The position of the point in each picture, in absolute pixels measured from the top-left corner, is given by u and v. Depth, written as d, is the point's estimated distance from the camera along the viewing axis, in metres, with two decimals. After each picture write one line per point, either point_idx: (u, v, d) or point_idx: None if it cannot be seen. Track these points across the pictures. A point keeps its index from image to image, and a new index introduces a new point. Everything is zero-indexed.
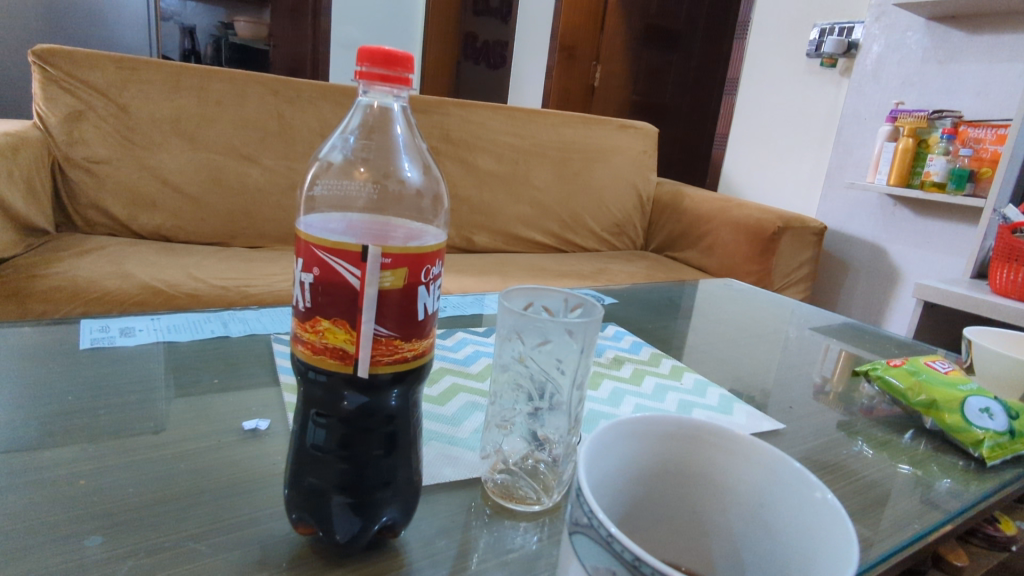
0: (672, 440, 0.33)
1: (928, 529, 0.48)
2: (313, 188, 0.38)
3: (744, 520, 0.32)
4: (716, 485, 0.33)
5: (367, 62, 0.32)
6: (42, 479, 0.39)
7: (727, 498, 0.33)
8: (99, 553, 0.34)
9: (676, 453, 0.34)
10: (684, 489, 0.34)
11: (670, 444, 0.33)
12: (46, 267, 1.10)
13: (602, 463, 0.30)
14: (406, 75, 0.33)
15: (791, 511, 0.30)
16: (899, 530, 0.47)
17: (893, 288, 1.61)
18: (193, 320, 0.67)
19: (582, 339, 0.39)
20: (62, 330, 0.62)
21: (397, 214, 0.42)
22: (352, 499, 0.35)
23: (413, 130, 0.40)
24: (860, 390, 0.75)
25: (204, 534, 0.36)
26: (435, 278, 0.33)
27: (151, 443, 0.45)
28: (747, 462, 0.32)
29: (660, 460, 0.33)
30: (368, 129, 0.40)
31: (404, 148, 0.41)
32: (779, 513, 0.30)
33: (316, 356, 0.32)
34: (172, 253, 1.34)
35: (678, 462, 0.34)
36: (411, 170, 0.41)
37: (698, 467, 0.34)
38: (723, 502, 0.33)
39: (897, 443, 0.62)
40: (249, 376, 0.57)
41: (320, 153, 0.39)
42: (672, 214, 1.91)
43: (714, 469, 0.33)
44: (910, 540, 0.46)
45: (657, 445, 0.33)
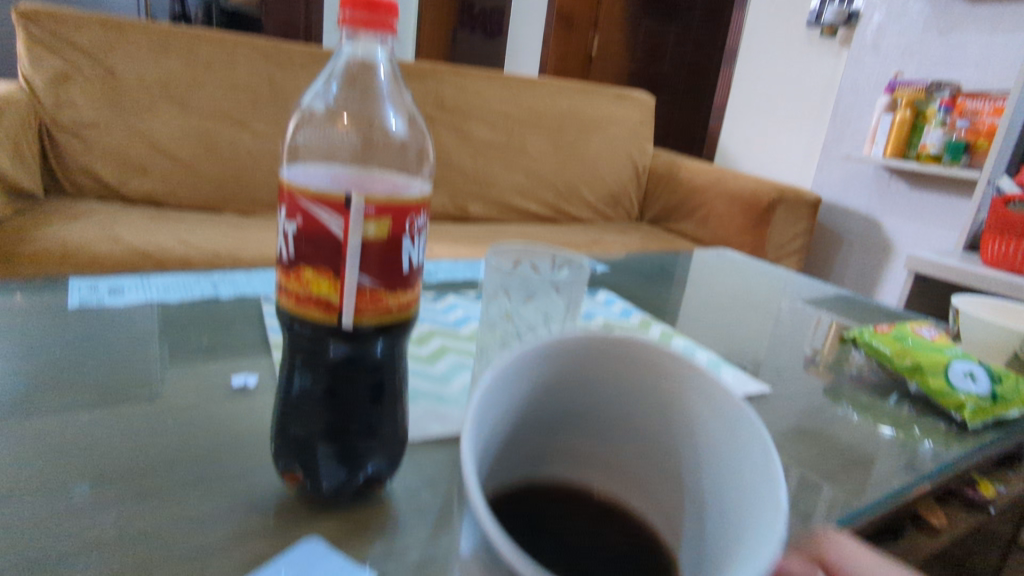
0: (614, 354, 0.31)
1: (904, 489, 0.49)
2: (297, 138, 0.40)
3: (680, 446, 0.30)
4: (662, 409, 0.31)
5: (352, 7, 0.31)
6: (31, 432, 0.40)
7: (669, 423, 0.31)
8: (88, 501, 0.34)
9: (622, 371, 0.31)
10: (627, 402, 0.32)
11: (613, 362, 0.31)
12: (36, 230, 1.09)
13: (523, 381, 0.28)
14: (389, 20, 0.32)
15: (724, 453, 0.27)
16: (874, 487, 0.48)
17: (885, 260, 1.61)
18: (182, 281, 0.67)
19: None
20: (51, 288, 0.62)
21: (379, 161, 0.44)
22: (335, 449, 0.35)
23: (396, 82, 0.38)
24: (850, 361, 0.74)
25: (193, 484, 0.37)
26: (421, 230, 0.33)
27: (141, 398, 0.45)
28: (693, 390, 0.29)
29: (601, 375, 0.32)
30: (351, 78, 0.38)
31: (389, 100, 0.39)
32: (714, 453, 0.27)
33: (300, 306, 0.32)
34: (163, 219, 1.33)
35: (622, 378, 0.32)
36: (394, 121, 0.40)
37: (644, 385, 0.31)
38: (669, 424, 0.31)
39: (881, 407, 0.63)
40: (240, 336, 0.57)
41: (301, 102, 0.39)
42: (668, 186, 1.90)
43: (664, 390, 0.31)
44: (883, 500, 0.47)
45: (596, 359, 0.31)
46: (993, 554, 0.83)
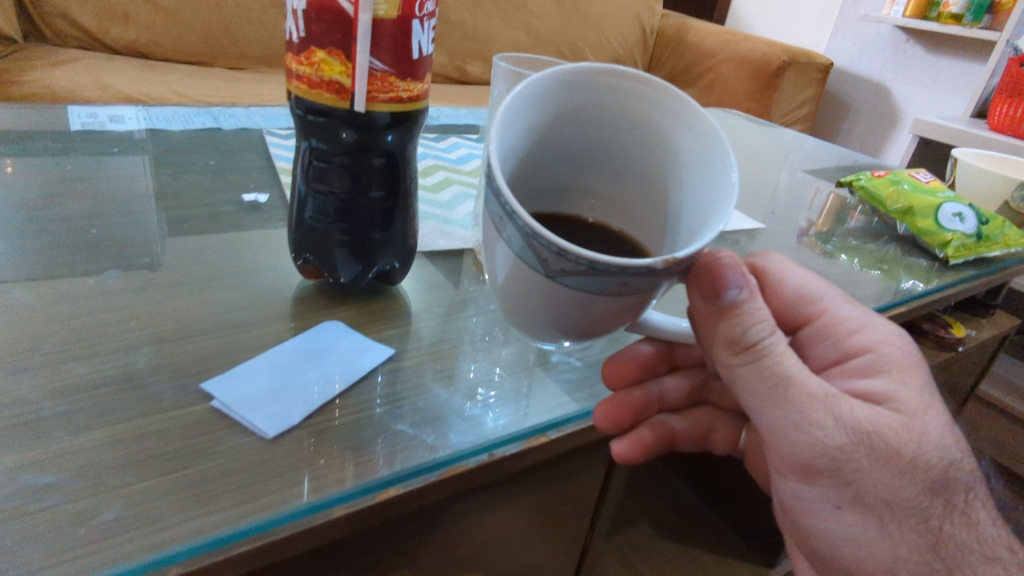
0: (606, 89, 0.30)
1: None
2: None
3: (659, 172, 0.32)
4: (646, 134, 0.32)
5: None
6: (55, 231, 0.41)
7: (649, 149, 0.32)
8: (120, 285, 0.37)
9: (612, 103, 0.31)
10: (612, 136, 0.33)
11: (604, 95, 0.31)
12: (20, 74, 1.05)
13: (515, 121, 0.28)
14: None
15: (706, 179, 0.29)
16: None
17: (890, 130, 1.58)
18: (181, 113, 0.66)
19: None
20: (49, 113, 0.61)
21: None
22: (351, 240, 0.37)
23: None
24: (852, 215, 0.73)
25: (217, 278, 0.39)
26: (430, 15, 0.33)
27: (157, 209, 0.47)
28: (677, 120, 0.30)
29: (592, 110, 0.31)
30: None
31: None
32: (699, 183, 0.29)
33: (312, 91, 0.32)
34: (151, 69, 1.28)
35: (610, 112, 0.31)
36: None
37: (629, 120, 0.32)
38: (655, 143, 0.32)
39: (868, 248, 0.66)
40: (245, 161, 0.57)
41: None
42: (676, 50, 1.82)
43: (652, 113, 0.31)
44: None
45: (585, 96, 0.30)
46: (953, 402, 0.85)
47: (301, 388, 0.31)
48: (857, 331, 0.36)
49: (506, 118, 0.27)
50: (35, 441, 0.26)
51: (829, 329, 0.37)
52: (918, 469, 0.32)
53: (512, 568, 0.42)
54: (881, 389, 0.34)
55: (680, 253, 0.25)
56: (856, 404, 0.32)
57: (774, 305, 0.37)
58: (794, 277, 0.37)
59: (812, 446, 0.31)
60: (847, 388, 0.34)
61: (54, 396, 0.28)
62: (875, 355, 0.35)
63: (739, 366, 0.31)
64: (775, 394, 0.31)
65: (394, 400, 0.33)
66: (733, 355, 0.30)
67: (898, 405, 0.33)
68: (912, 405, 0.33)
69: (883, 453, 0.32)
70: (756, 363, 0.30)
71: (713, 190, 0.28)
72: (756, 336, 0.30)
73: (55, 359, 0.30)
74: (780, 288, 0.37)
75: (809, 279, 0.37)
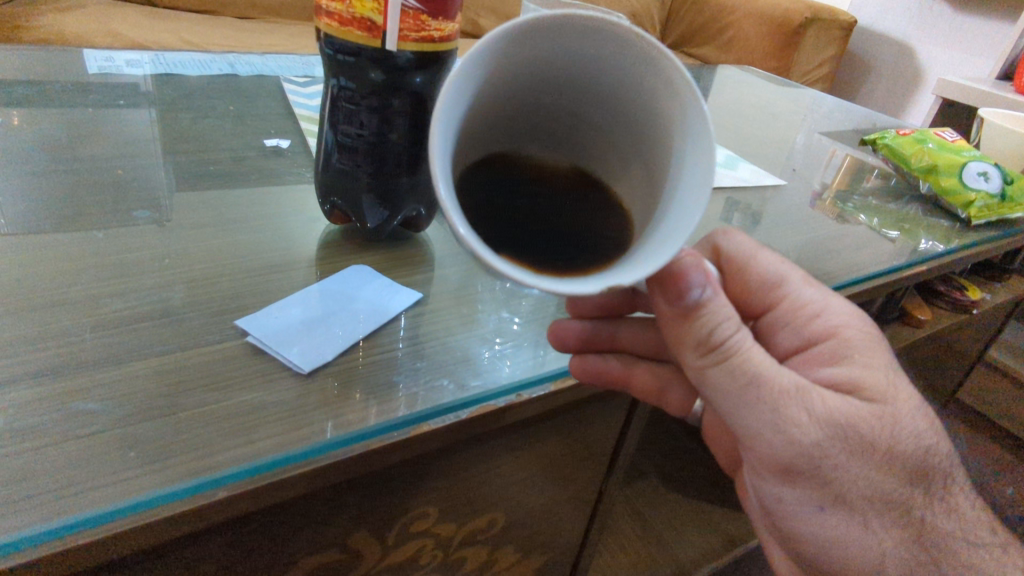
0: (574, 34, 0.24)
1: (878, 274, 0.53)
2: None
3: (641, 132, 0.27)
4: (631, 86, 0.25)
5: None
6: (80, 172, 0.42)
7: (630, 102, 0.26)
8: (150, 224, 0.37)
9: (591, 49, 0.24)
10: (589, 80, 0.26)
11: (573, 40, 0.24)
12: (29, 19, 1.03)
13: (464, 89, 0.22)
14: None
15: (682, 164, 0.23)
16: (855, 270, 0.52)
17: (912, 92, 1.55)
18: (196, 58, 0.65)
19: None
20: (63, 56, 0.60)
21: None
22: (377, 185, 0.37)
23: None
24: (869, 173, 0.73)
25: (244, 219, 0.40)
26: None
27: (178, 151, 0.47)
28: (659, 85, 0.24)
29: (561, 55, 0.25)
30: None
31: None
32: (678, 177, 0.24)
33: (343, 29, 0.32)
34: (160, 18, 1.25)
35: (583, 56, 0.25)
36: None
37: (605, 70, 0.25)
38: (636, 100, 0.26)
39: (889, 208, 0.65)
40: (265, 107, 0.57)
41: None
42: (695, 5, 1.77)
43: (632, 67, 0.24)
44: (859, 279, 0.51)
45: (549, 43, 0.24)
46: (962, 368, 0.86)
47: (331, 327, 0.31)
48: (819, 313, 0.33)
49: (452, 95, 0.21)
50: (79, 369, 0.26)
51: (789, 316, 0.33)
52: (897, 461, 0.30)
53: (529, 509, 0.43)
54: (851, 377, 0.30)
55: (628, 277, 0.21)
56: (830, 395, 0.29)
57: (731, 289, 0.34)
58: (759, 260, 0.34)
59: (788, 446, 0.28)
60: (814, 378, 0.31)
61: (93, 329, 0.29)
62: (838, 339, 0.32)
63: (707, 368, 0.27)
64: (745, 395, 0.27)
65: (420, 341, 0.33)
66: (701, 356, 0.27)
67: (871, 394, 0.30)
68: (885, 391, 0.30)
69: (860, 448, 0.29)
70: (724, 362, 0.27)
71: (688, 194, 0.23)
72: (723, 334, 0.26)
73: (91, 293, 0.31)
74: (742, 272, 0.34)
75: (772, 261, 0.34)
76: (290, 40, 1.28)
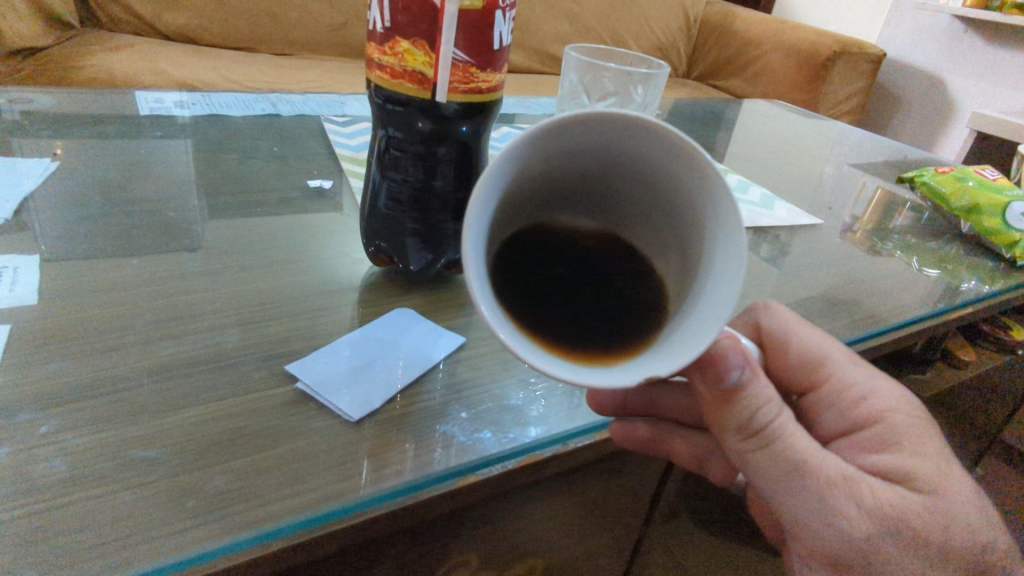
0: (604, 128, 0.23)
1: (922, 317, 0.52)
2: None
3: (671, 214, 0.26)
4: (668, 177, 0.25)
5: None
6: (135, 212, 0.43)
7: (661, 187, 0.26)
8: (202, 266, 0.38)
9: (627, 142, 0.24)
10: (620, 162, 0.26)
11: (603, 133, 0.24)
12: (79, 59, 1.08)
13: (498, 180, 0.22)
14: None
15: (711, 254, 0.23)
16: (899, 313, 0.51)
17: (944, 124, 1.51)
18: (241, 99, 0.67)
19: (636, 79, 0.43)
20: (116, 97, 0.63)
21: None
22: (422, 229, 0.37)
23: None
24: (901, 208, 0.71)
25: (292, 260, 0.41)
26: (511, 5, 0.33)
27: (226, 192, 0.48)
28: (689, 174, 0.23)
29: (592, 144, 0.25)
30: None
31: None
32: (709, 265, 0.23)
33: (394, 81, 0.32)
34: (201, 55, 1.30)
35: (614, 144, 0.25)
36: None
37: (636, 157, 0.25)
38: (665, 185, 0.25)
39: (929, 247, 0.64)
40: (308, 148, 0.58)
41: None
42: (720, 38, 1.78)
43: (661, 158, 0.24)
44: (902, 324, 0.50)
45: (579, 136, 0.24)
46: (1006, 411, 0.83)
47: (378, 373, 0.32)
48: (865, 396, 0.32)
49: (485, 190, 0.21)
50: (138, 415, 0.27)
51: (832, 399, 0.32)
52: (955, 556, 0.28)
53: (566, 555, 0.42)
54: (900, 466, 0.29)
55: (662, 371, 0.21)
56: (879, 485, 0.28)
57: (772, 367, 0.34)
58: (800, 337, 0.33)
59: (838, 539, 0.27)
60: (861, 464, 0.30)
61: (149, 373, 0.29)
62: (885, 424, 0.31)
63: (749, 453, 0.27)
64: (791, 486, 0.27)
65: (465, 388, 0.33)
66: (743, 441, 0.27)
67: (921, 485, 0.29)
68: (937, 482, 0.29)
69: (913, 543, 0.28)
70: (768, 450, 0.27)
71: (722, 290, 0.22)
72: (765, 421, 0.26)
73: (147, 336, 0.31)
74: (781, 350, 0.33)
75: (814, 338, 0.33)
76: (325, 77, 1.32)
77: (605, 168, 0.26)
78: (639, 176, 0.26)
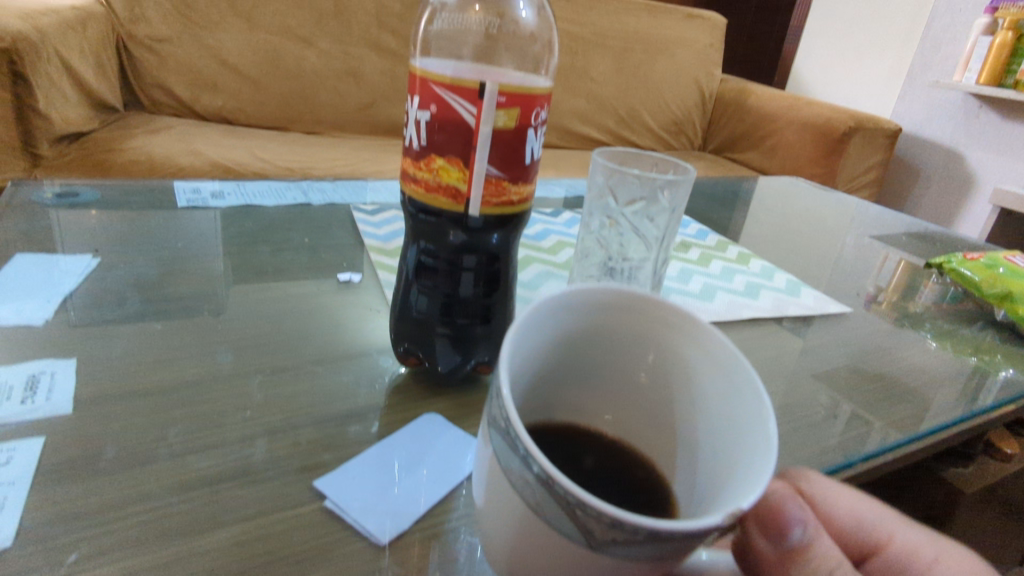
0: (611, 309, 0.26)
1: (968, 415, 0.49)
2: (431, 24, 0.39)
3: (676, 394, 0.27)
4: (660, 350, 0.27)
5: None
6: (170, 310, 0.44)
7: (663, 369, 0.27)
8: (232, 368, 0.38)
9: (618, 321, 0.27)
10: (620, 352, 0.28)
11: (606, 315, 0.26)
12: (122, 142, 1.13)
13: (525, 339, 0.23)
14: None
15: (727, 403, 0.24)
16: (945, 409, 0.49)
17: (964, 196, 1.50)
18: (274, 187, 0.70)
19: (670, 187, 0.40)
20: (156, 189, 0.65)
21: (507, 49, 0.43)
22: (452, 332, 0.37)
23: None
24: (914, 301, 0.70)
25: (321, 359, 0.41)
26: (543, 121, 0.34)
27: (256, 287, 0.49)
28: (692, 340, 0.25)
29: (595, 329, 0.27)
30: None
31: None
32: (727, 408, 0.24)
33: (429, 195, 0.33)
34: (236, 136, 1.36)
35: (616, 329, 0.27)
36: (525, 8, 0.40)
37: (638, 339, 0.27)
38: (666, 365, 0.27)
39: (964, 333, 0.63)
40: (337, 239, 0.60)
41: None
42: (736, 113, 1.83)
43: (663, 333, 0.26)
44: (951, 422, 0.47)
45: (587, 321, 0.26)
46: None
47: (406, 488, 0.31)
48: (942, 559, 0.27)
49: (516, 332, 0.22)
50: (165, 541, 0.26)
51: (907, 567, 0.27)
52: None
53: None
54: None
55: (739, 505, 0.18)
56: None
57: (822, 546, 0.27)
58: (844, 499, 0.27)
59: None
60: None
61: (177, 492, 0.29)
62: None
63: None
64: None
65: None
66: None
67: None
68: None
69: None
70: None
71: (753, 419, 0.22)
72: None
73: (177, 450, 0.31)
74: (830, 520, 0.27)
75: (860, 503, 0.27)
76: (352, 155, 1.37)
77: (593, 361, 0.28)
78: (627, 366, 0.28)
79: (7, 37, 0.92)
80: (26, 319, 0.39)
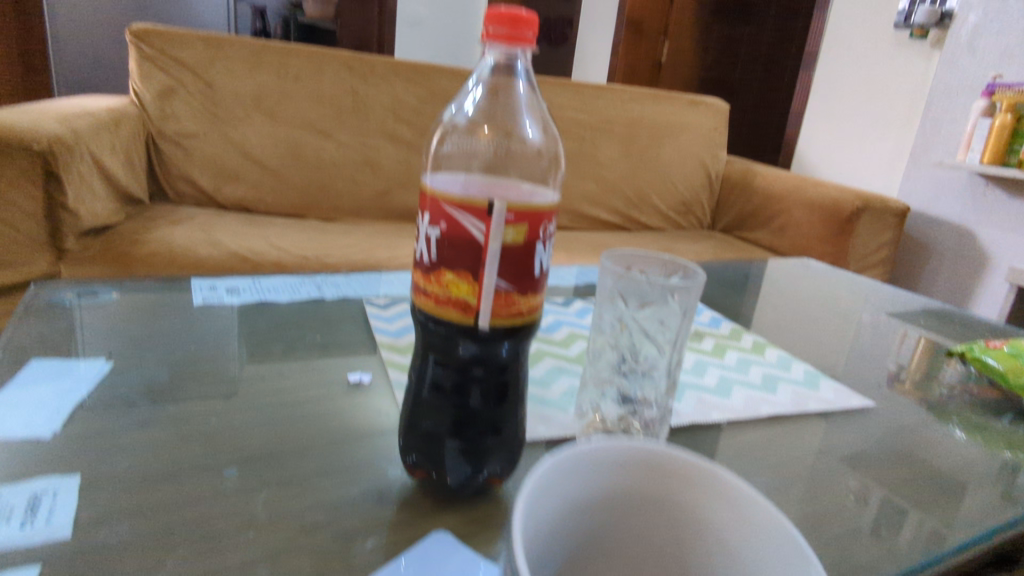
0: (631, 468, 0.28)
1: (1016, 519, 0.45)
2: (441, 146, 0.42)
3: (705, 555, 0.27)
4: (679, 509, 0.28)
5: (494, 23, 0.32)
6: (178, 418, 0.43)
7: (683, 532, 0.28)
8: (237, 483, 0.37)
9: (633, 480, 0.28)
10: (636, 517, 0.28)
11: (625, 475, 0.28)
12: (144, 234, 1.17)
13: (547, 497, 0.24)
14: (527, 36, 0.32)
15: (762, 555, 0.25)
16: (987, 516, 0.45)
17: (980, 273, 1.48)
18: (289, 282, 0.71)
19: (684, 299, 0.40)
20: (175, 287, 0.66)
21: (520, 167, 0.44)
22: (463, 445, 0.36)
23: (533, 90, 0.39)
24: (942, 375, 0.72)
25: (328, 472, 0.40)
26: (552, 233, 0.34)
27: (266, 391, 0.48)
28: (717, 496, 0.27)
29: (615, 491, 0.28)
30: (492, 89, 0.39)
31: (525, 108, 0.40)
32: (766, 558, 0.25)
33: (438, 307, 0.33)
34: (256, 224, 1.40)
35: (635, 491, 0.28)
36: (531, 130, 0.41)
37: (656, 500, 0.28)
38: (689, 525, 0.28)
39: (995, 427, 0.60)
40: (349, 337, 0.60)
41: (444, 117, 0.41)
42: (743, 193, 1.86)
43: (683, 490, 0.28)
44: (995, 529, 0.44)
45: (609, 481, 0.27)
46: None
47: None
48: None
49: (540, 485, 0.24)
50: None
51: None
52: None
53: None
54: None
55: None
56: None
57: None
58: None
59: None
60: None
61: None
62: None
63: None
64: None
65: None
66: None
67: None
68: None
69: None
70: None
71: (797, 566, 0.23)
72: None
73: None
74: None
75: None
76: (366, 241, 1.40)
77: (612, 528, 0.28)
78: (643, 529, 0.29)
79: (42, 140, 0.97)
80: (33, 432, 0.39)
